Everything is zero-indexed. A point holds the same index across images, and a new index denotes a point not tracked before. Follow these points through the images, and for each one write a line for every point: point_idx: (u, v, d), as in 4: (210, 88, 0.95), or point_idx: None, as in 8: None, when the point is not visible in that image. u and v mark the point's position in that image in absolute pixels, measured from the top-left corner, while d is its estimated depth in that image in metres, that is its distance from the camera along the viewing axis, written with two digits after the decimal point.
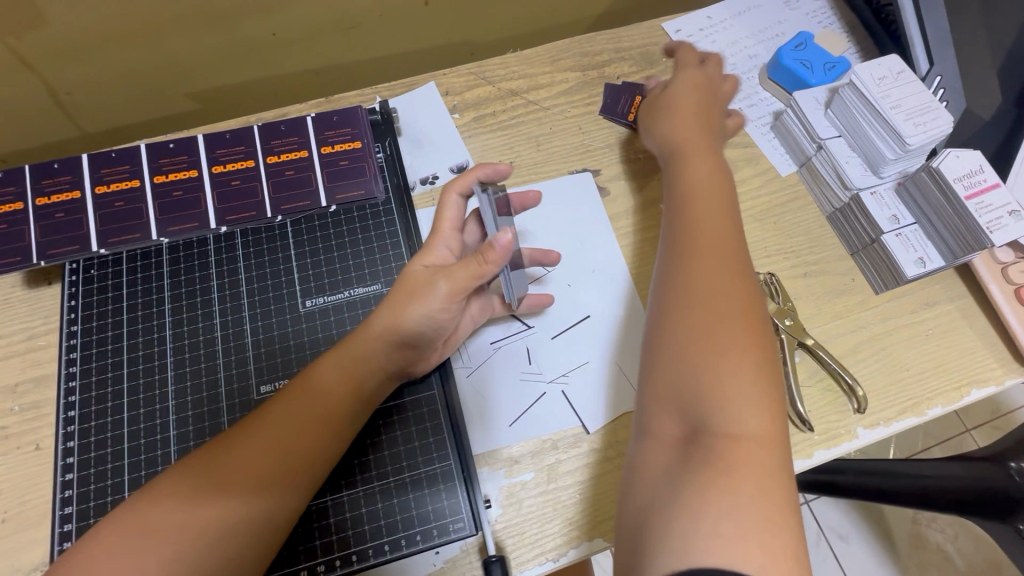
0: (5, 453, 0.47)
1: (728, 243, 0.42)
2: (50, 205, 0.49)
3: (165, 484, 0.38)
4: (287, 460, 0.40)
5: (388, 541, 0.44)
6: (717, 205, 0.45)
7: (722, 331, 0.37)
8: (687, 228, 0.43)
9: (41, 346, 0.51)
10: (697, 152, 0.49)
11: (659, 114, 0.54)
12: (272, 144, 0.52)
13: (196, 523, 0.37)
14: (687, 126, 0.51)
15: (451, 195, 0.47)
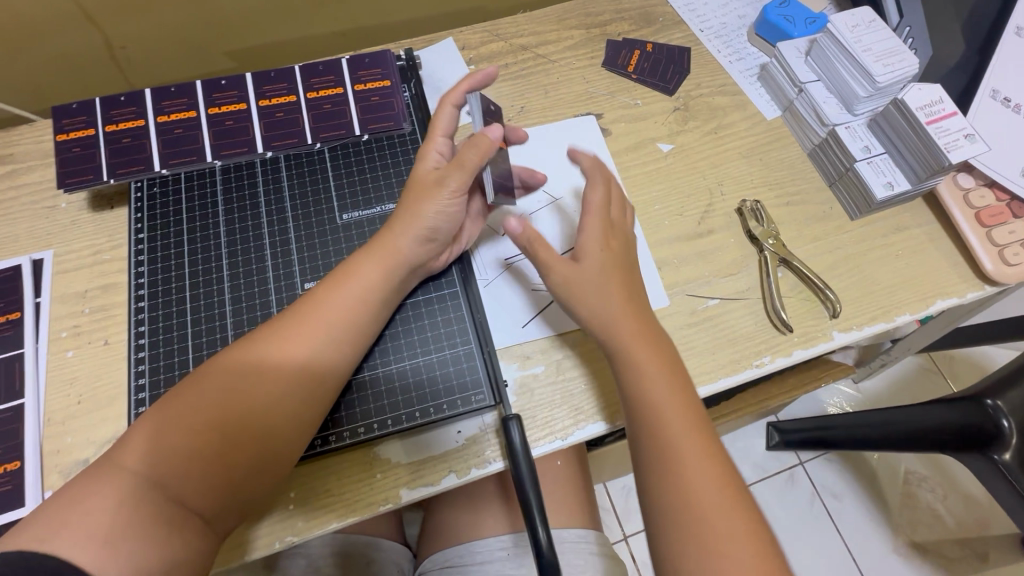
0: (79, 346, 0.54)
1: (687, 415, 0.45)
2: (118, 131, 0.56)
3: (232, 359, 0.45)
4: (335, 337, 0.48)
5: (419, 410, 0.50)
6: (668, 383, 0.46)
7: (704, 502, 0.41)
8: (653, 417, 0.45)
9: (107, 260, 0.58)
10: (596, 301, 0.49)
11: (576, 288, 0.49)
12: (312, 81, 0.59)
13: (261, 388, 0.45)
14: (621, 306, 0.48)
15: (446, 105, 0.55)
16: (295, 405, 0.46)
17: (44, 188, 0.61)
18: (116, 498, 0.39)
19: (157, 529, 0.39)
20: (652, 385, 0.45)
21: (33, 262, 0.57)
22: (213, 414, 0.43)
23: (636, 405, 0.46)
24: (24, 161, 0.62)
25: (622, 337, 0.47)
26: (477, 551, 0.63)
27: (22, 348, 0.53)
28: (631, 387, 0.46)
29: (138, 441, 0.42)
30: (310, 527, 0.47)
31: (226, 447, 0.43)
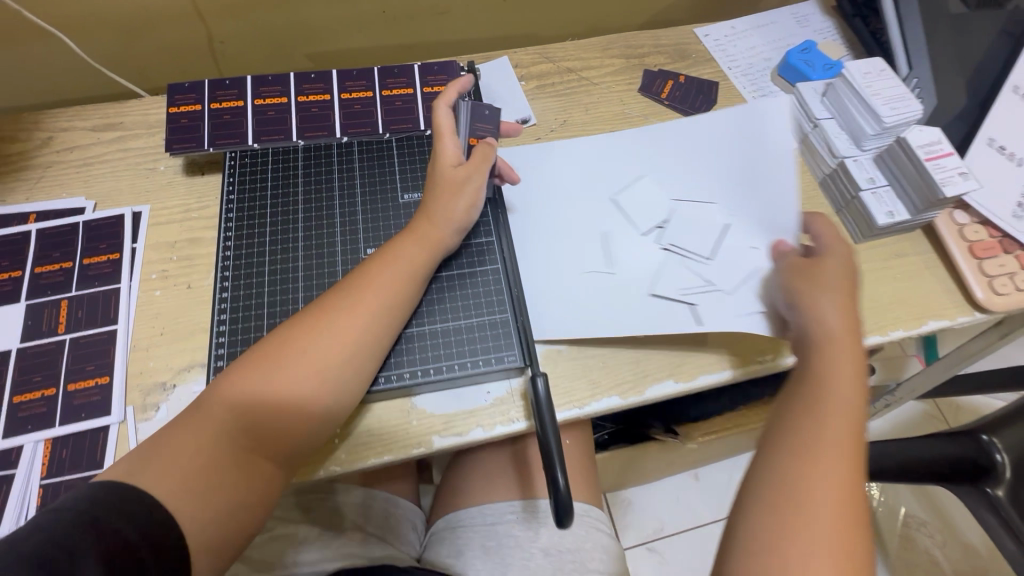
0: (165, 287, 0.61)
1: (852, 396, 0.49)
2: (220, 109, 0.65)
3: (293, 331, 0.51)
4: (384, 313, 0.54)
5: (457, 364, 0.57)
6: (857, 365, 0.51)
7: (828, 461, 0.45)
8: (813, 389, 0.49)
9: (194, 218, 0.66)
10: (823, 292, 0.54)
11: (801, 283, 0.55)
12: (387, 81, 0.68)
13: (316, 354, 0.50)
14: (840, 302, 0.53)
15: (443, 106, 0.61)
16: (341, 371, 0.51)
17: (146, 153, 0.70)
18: (192, 451, 0.46)
19: (225, 475, 0.46)
20: (839, 370, 0.50)
21: (133, 213, 0.65)
22: (269, 380, 0.49)
23: (819, 378, 0.50)
24: (132, 129, 0.72)
25: (824, 328, 0.52)
26: (487, 513, 0.69)
27: (119, 283, 0.61)
28: (838, 354, 0.51)
29: (206, 404, 0.48)
30: (351, 461, 0.54)
31: (277, 408, 0.48)
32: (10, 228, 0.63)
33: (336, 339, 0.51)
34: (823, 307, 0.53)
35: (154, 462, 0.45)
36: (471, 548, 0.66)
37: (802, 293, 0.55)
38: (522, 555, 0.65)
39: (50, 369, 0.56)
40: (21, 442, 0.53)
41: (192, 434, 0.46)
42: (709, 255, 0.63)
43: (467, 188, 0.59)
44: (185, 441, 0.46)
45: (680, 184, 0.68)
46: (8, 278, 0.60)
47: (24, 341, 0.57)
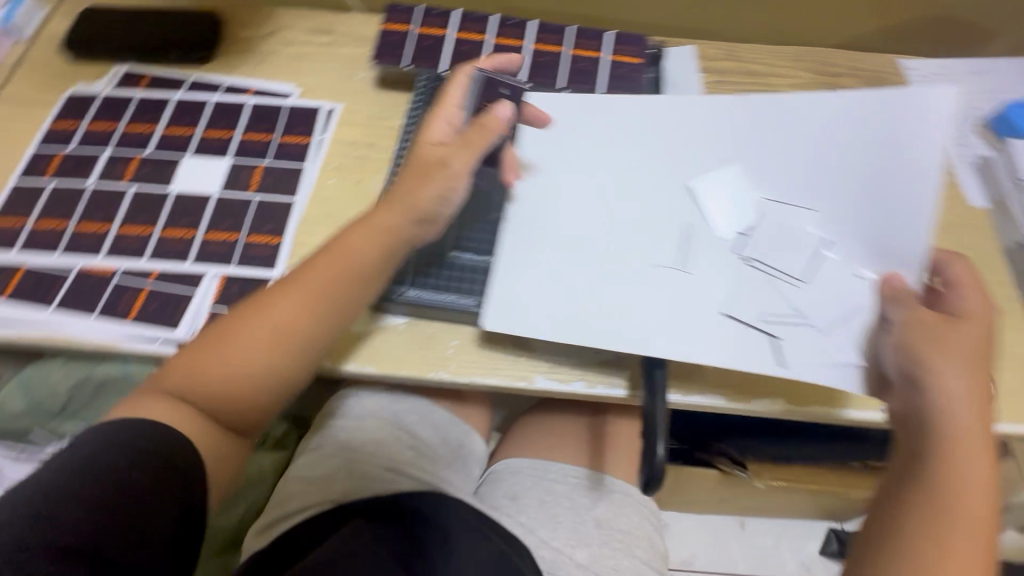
0: (340, 177, 0.69)
1: (979, 448, 0.46)
2: (425, 34, 0.71)
3: (257, 321, 0.53)
4: (320, 309, 0.54)
5: None
6: (986, 462, 0.46)
7: (956, 539, 0.44)
8: (942, 482, 0.45)
9: (376, 125, 0.73)
10: (948, 360, 0.46)
11: (919, 345, 0.47)
12: (578, 42, 0.71)
13: (280, 330, 0.53)
14: (965, 371, 0.46)
15: (464, 74, 0.61)
16: (262, 347, 0.53)
17: (350, 60, 0.78)
18: (160, 411, 0.52)
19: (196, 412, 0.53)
20: (966, 467, 0.45)
21: (327, 109, 0.73)
22: (242, 342, 0.53)
23: (942, 471, 0.46)
24: (341, 37, 0.80)
25: (958, 413, 0.46)
26: (550, 471, 0.70)
27: (305, 164, 0.69)
28: (963, 431, 0.46)
29: (177, 365, 0.53)
30: (459, 372, 0.58)
31: (241, 394, 0.53)
32: (231, 97, 0.74)
33: (272, 330, 0.53)
34: (948, 382, 0.46)
35: (133, 411, 0.52)
36: (527, 496, 0.68)
37: (916, 360, 0.47)
38: (575, 518, 0.66)
39: (237, 219, 0.65)
40: (204, 271, 0.62)
41: (156, 403, 0.52)
42: (803, 277, 0.51)
43: (441, 172, 0.56)
44: (152, 410, 0.52)
45: (750, 182, 0.55)
46: (221, 137, 0.71)
47: (222, 190, 0.67)
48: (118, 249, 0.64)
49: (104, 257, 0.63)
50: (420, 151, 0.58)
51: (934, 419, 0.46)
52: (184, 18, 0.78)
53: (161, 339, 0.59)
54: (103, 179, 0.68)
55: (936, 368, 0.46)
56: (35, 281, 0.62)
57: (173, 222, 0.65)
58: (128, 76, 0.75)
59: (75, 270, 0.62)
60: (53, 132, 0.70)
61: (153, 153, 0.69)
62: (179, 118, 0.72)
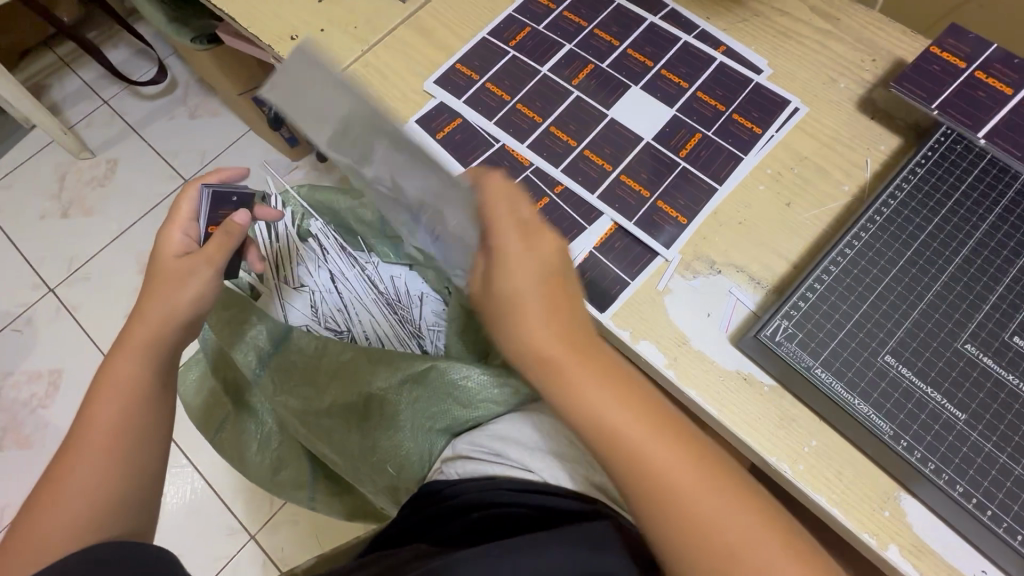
0: (772, 191, 0.59)
1: (671, 489, 0.42)
2: (982, 82, 0.55)
3: (48, 481, 0.47)
4: (140, 380, 0.53)
5: (1001, 521, 0.45)
6: (643, 409, 0.44)
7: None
8: (660, 494, 0.42)
9: (838, 152, 0.60)
10: (569, 368, 0.44)
11: (525, 309, 0.46)
12: None
13: (121, 382, 0.52)
14: (541, 313, 0.46)
15: (190, 189, 0.65)
16: (140, 363, 0.54)
17: (845, 62, 0.64)
18: (81, 462, 0.48)
19: (135, 454, 0.50)
20: (631, 426, 0.43)
21: (794, 106, 0.63)
22: (91, 462, 0.48)
23: (636, 474, 0.43)
24: (843, 31, 0.66)
25: (577, 389, 0.44)
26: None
27: (744, 156, 0.60)
28: (605, 404, 0.43)
29: (51, 480, 0.47)
30: (805, 478, 0.48)
31: (105, 374, 0.53)
32: (703, 45, 0.66)
33: (77, 492, 0.46)
34: (509, 343, 0.46)
35: (50, 492, 0.46)
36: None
37: (523, 349, 0.46)
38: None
39: (655, 177, 0.60)
40: (603, 211, 0.59)
41: (83, 458, 0.48)
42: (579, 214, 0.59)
43: (178, 284, 0.58)
44: (82, 470, 0.47)
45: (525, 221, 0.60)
46: (677, 84, 0.64)
47: (654, 140, 0.61)
48: (539, 146, 0.62)
49: (525, 146, 0.62)
50: (177, 203, 0.64)
51: (521, 360, 0.46)
52: None
53: None
54: (553, 71, 0.66)
55: (573, 371, 0.44)
56: (464, 137, 0.64)
57: (596, 147, 0.61)
58: None
59: (497, 144, 0.63)
60: (532, 4, 0.70)
61: (607, 67, 0.65)
62: (641, 44, 0.66)
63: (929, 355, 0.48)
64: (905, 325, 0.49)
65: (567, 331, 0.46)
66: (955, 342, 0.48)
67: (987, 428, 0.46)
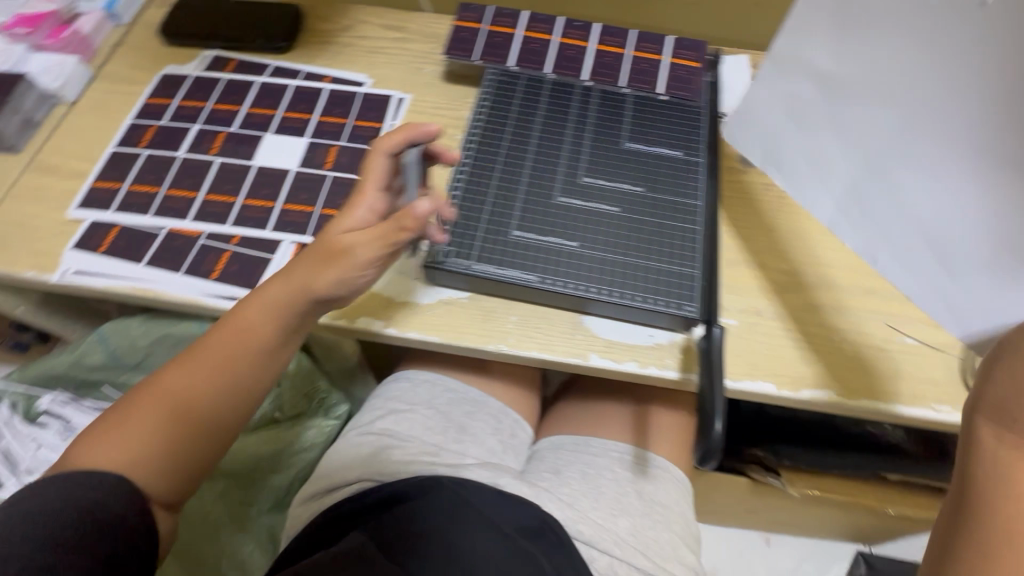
0: None
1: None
2: (494, 32, 0.75)
3: (135, 413, 0.54)
4: (232, 369, 0.57)
5: (639, 296, 0.59)
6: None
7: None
8: (987, 481, 0.36)
9: (443, 116, 0.77)
10: (1018, 371, 0.36)
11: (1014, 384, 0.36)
12: (640, 44, 0.74)
13: (223, 375, 0.57)
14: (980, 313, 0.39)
15: (383, 153, 0.59)
16: (284, 309, 0.57)
17: (420, 55, 0.83)
18: (244, 336, 0.57)
19: (190, 450, 0.55)
20: (1018, 466, 0.35)
21: (398, 98, 0.78)
22: (182, 394, 0.55)
23: (983, 470, 0.36)
24: (412, 34, 0.85)
25: (998, 400, 0.37)
26: (592, 445, 0.71)
27: (375, 147, 0.73)
28: (1012, 402, 0.36)
29: (227, 322, 0.57)
30: (517, 346, 0.60)
31: (325, 245, 0.57)
32: (310, 82, 0.79)
33: (170, 406, 0.55)
34: (996, 390, 0.37)
35: (160, 395, 0.55)
36: (570, 469, 0.69)
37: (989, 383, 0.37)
38: (616, 489, 0.66)
39: (313, 193, 0.69)
40: (280, 238, 0.66)
41: (220, 339, 0.57)
42: (257, 247, 0.65)
43: (345, 260, 0.56)
44: (215, 343, 0.57)
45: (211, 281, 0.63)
46: (301, 118, 0.75)
47: (300, 167, 0.71)
48: (204, 215, 0.67)
49: (192, 221, 0.67)
50: (367, 169, 0.59)
51: (986, 407, 0.37)
52: (269, 11, 0.85)
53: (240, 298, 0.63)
54: (190, 152, 0.72)
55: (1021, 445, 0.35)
56: (127, 239, 0.66)
57: (255, 193, 0.69)
58: (217, 61, 0.81)
59: (164, 231, 0.67)
60: (148, 107, 0.76)
61: (237, 130, 0.74)
62: (260, 100, 0.77)
63: (539, 215, 0.63)
64: (518, 205, 0.64)
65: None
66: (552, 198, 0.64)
67: (597, 241, 0.61)
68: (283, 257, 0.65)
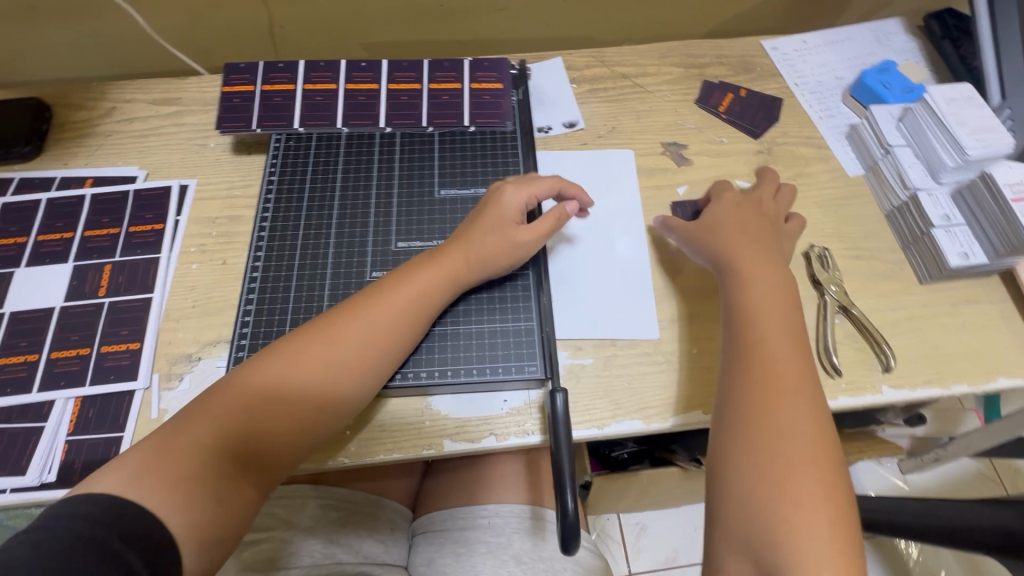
0: (204, 262, 0.62)
1: (799, 386, 0.48)
2: (271, 91, 0.66)
3: (263, 377, 0.48)
4: (354, 364, 0.50)
5: (477, 368, 0.54)
6: (784, 314, 0.52)
7: (791, 459, 0.44)
8: (748, 320, 0.52)
9: (236, 196, 0.67)
10: (753, 268, 0.55)
11: (706, 234, 0.59)
12: (436, 74, 0.68)
13: (314, 392, 0.48)
14: (745, 240, 0.57)
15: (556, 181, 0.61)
16: (403, 324, 0.52)
17: (201, 129, 0.72)
18: (338, 375, 0.49)
19: (321, 410, 0.49)
20: (756, 298, 0.53)
21: (180, 186, 0.67)
22: (329, 367, 0.49)
23: (750, 319, 0.52)
24: (188, 105, 0.74)
25: (736, 259, 0.56)
26: (461, 517, 0.65)
27: (159, 253, 0.62)
28: (736, 263, 0.56)
29: (320, 342, 0.50)
30: (359, 454, 0.53)
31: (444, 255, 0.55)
32: (67, 191, 0.66)
33: (344, 357, 0.49)
34: (716, 251, 0.58)
35: (297, 366, 0.49)
36: (442, 555, 0.62)
37: (725, 258, 0.57)
38: (492, 563, 0.60)
39: (88, 330, 0.58)
40: (53, 397, 0.54)
41: (339, 355, 0.49)
42: (23, 415, 0.54)
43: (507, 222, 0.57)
44: (329, 373, 0.49)
45: None
46: (60, 239, 0.63)
47: (67, 300, 0.59)
48: None
49: None
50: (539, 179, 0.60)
51: (717, 269, 0.57)
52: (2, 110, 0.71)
53: (10, 489, 0.51)
54: None
55: (745, 275, 0.55)
56: None
57: (12, 347, 0.57)
58: None
59: None
60: None
61: None
62: (5, 228, 0.63)
63: None
64: (327, 297, 0.56)
65: (771, 299, 0.53)
66: (364, 277, 0.57)
67: None
68: (58, 420, 0.54)
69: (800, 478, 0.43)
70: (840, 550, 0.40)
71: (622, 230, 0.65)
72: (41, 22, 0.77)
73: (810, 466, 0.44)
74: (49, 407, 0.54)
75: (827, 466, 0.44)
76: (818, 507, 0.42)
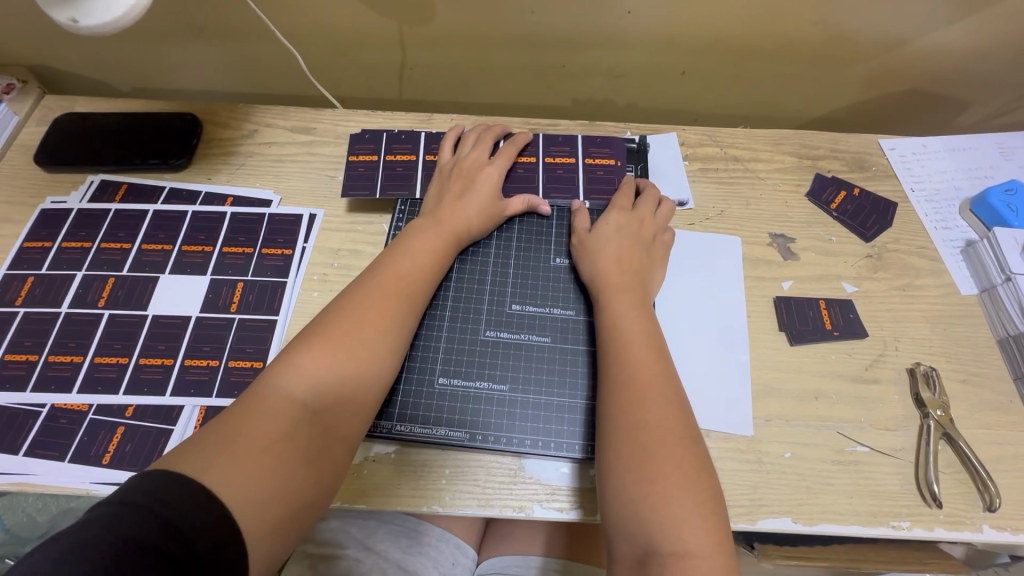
0: (325, 291, 0.66)
1: (654, 376, 0.52)
2: (395, 160, 0.72)
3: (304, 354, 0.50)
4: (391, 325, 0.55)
5: (575, 443, 0.56)
6: (644, 321, 0.57)
7: (655, 442, 0.48)
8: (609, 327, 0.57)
9: (359, 231, 0.71)
10: (618, 288, 0.59)
11: (586, 247, 0.64)
12: (551, 149, 0.73)
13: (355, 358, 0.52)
14: (610, 253, 0.62)
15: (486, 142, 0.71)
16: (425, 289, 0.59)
17: (332, 161, 0.77)
18: (380, 348, 0.53)
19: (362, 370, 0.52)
20: (618, 308, 0.58)
21: (309, 215, 0.72)
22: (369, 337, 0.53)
23: (614, 332, 0.56)
24: (321, 136, 0.79)
25: (604, 273, 0.61)
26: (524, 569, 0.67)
27: (286, 278, 0.67)
28: (607, 278, 0.60)
29: (350, 314, 0.54)
30: (452, 506, 0.54)
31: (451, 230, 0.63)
32: (210, 206, 0.72)
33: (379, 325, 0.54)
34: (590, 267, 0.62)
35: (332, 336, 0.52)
36: None
37: (599, 275, 0.61)
38: None
39: (218, 343, 0.62)
40: (182, 403, 0.59)
41: (376, 321, 0.54)
42: (154, 413, 0.59)
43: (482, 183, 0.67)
44: (365, 341, 0.52)
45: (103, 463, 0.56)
46: (201, 251, 0.68)
47: (202, 311, 0.64)
48: (92, 383, 0.60)
49: (77, 393, 0.60)
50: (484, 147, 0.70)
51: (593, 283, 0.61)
52: (161, 122, 0.78)
53: None
54: (75, 305, 0.65)
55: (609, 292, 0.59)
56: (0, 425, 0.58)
57: (151, 349, 0.62)
58: (103, 189, 0.73)
59: (46, 408, 0.59)
60: (24, 252, 0.68)
61: (129, 272, 0.67)
62: (153, 234, 0.70)
63: (465, 354, 0.60)
64: (442, 352, 0.60)
65: (640, 315, 0.57)
66: (478, 334, 0.61)
67: (529, 384, 0.59)
68: (186, 425, 0.58)
69: (678, 484, 0.47)
70: (708, 517, 0.45)
71: (723, 320, 0.66)
72: (203, 43, 0.85)
73: (678, 463, 0.48)
74: (179, 412, 0.59)
75: (692, 464, 0.48)
76: (692, 507, 0.46)
